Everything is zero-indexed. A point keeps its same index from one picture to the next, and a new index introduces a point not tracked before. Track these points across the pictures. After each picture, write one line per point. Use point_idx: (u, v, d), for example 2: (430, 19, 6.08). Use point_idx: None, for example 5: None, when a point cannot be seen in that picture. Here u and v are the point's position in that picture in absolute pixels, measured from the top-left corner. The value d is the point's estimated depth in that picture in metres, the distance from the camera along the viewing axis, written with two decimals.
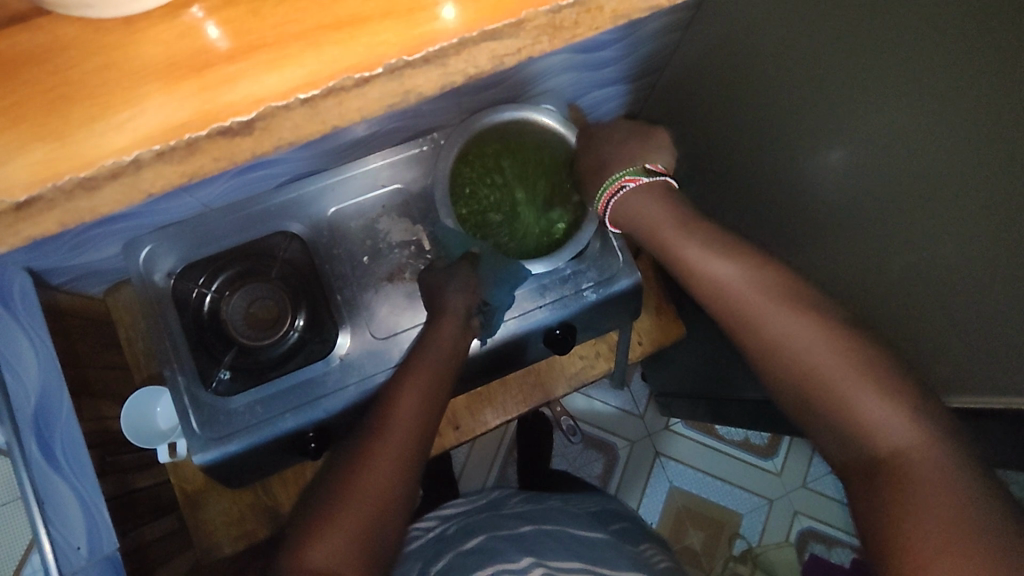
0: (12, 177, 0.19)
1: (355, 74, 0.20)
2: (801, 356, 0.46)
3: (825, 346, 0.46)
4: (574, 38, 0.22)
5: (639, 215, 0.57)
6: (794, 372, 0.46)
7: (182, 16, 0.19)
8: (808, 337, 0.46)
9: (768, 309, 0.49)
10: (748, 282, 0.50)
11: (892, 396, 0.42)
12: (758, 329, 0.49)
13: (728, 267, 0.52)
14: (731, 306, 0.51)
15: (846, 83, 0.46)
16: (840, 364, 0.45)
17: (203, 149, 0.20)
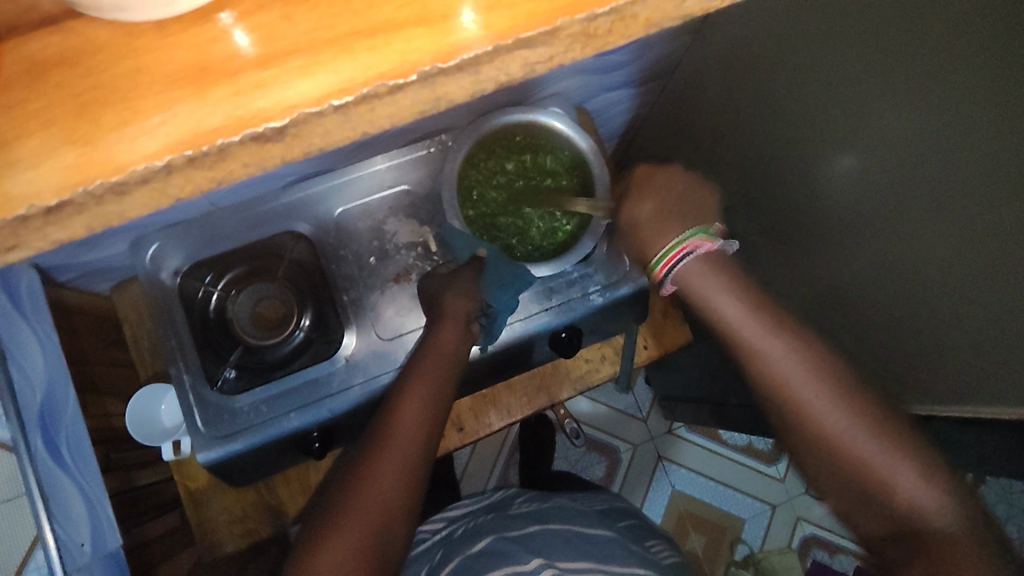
0: (39, 181, 0.18)
1: (390, 80, 0.19)
2: (839, 430, 0.50)
3: (852, 419, 0.50)
4: (604, 47, 0.22)
5: (699, 286, 0.57)
6: (843, 460, 0.50)
7: (212, 22, 0.19)
8: (855, 431, 0.50)
9: (820, 398, 0.51)
10: (803, 371, 0.52)
11: (931, 478, 0.48)
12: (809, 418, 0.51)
13: (782, 352, 0.53)
14: (783, 392, 0.52)
15: (856, 89, 0.46)
16: (887, 457, 0.49)
17: (234, 155, 0.19)
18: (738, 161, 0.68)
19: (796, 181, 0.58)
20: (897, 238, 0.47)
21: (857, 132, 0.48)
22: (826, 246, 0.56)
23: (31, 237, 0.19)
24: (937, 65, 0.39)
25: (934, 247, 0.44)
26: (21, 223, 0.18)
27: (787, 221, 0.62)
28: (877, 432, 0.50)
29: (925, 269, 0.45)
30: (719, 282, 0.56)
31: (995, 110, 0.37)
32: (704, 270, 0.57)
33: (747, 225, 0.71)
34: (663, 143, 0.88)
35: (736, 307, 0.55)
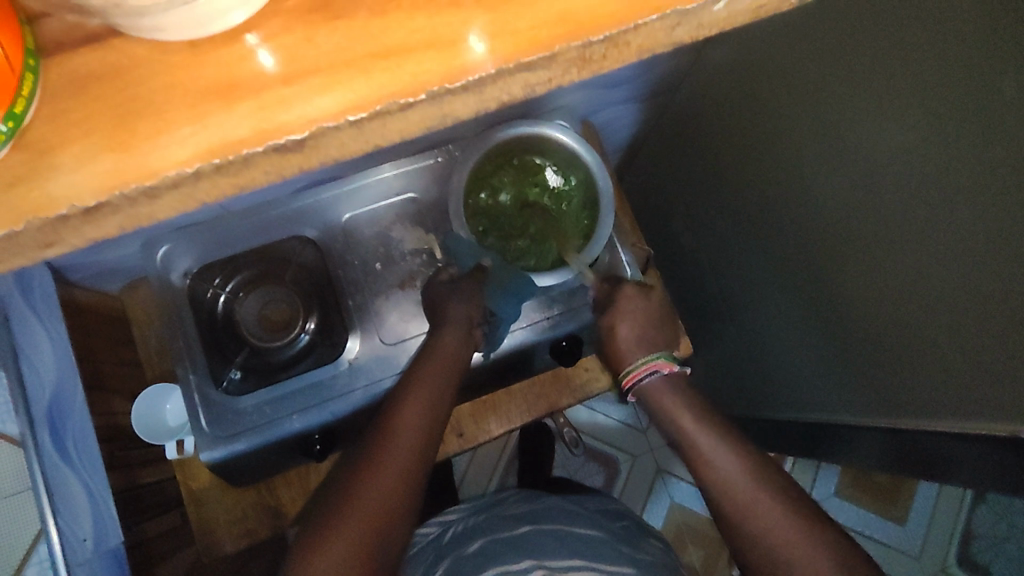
0: (82, 184, 0.20)
1: (401, 98, 0.21)
2: (777, 534, 0.48)
3: (794, 528, 0.48)
4: (599, 71, 0.23)
5: (661, 401, 0.58)
6: (785, 572, 0.47)
7: (240, 42, 0.21)
8: (802, 540, 0.47)
9: (770, 514, 0.49)
10: (751, 485, 0.51)
11: None
12: (757, 532, 0.49)
13: (731, 462, 0.53)
14: (733, 507, 0.51)
15: (864, 109, 0.48)
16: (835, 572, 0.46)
17: (256, 163, 0.21)
18: (742, 177, 0.70)
19: (799, 196, 0.59)
20: (903, 256, 0.48)
21: (856, 152, 0.50)
22: (832, 265, 0.57)
23: (69, 236, 0.21)
24: (938, 89, 0.41)
25: (938, 267, 0.45)
26: (61, 222, 0.20)
27: (790, 237, 0.63)
28: (823, 544, 0.47)
29: (924, 286, 0.47)
30: (679, 402, 0.58)
31: (997, 130, 0.38)
32: (666, 388, 0.59)
33: (749, 239, 0.73)
34: (666, 157, 0.90)
35: (692, 425, 0.56)
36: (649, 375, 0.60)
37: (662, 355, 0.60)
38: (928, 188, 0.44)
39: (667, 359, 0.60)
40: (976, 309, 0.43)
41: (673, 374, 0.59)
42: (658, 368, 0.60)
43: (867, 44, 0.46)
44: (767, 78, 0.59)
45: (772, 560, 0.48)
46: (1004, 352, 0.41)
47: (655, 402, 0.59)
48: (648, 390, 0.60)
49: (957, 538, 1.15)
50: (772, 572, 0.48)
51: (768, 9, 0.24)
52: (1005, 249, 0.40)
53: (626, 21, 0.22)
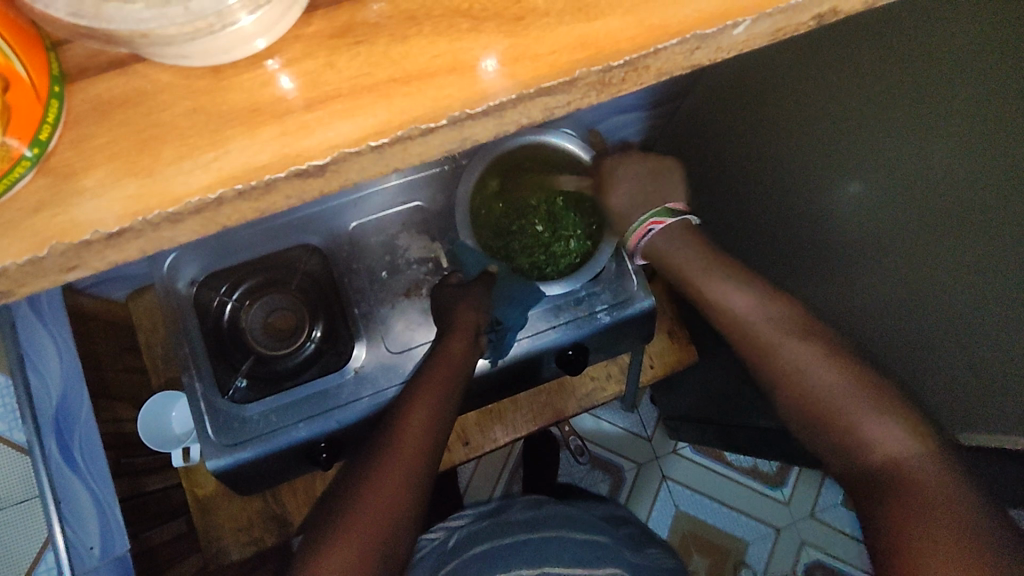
0: (107, 210, 0.20)
1: (422, 124, 0.21)
2: (745, 316, 0.54)
3: (763, 312, 0.54)
4: (619, 94, 0.23)
5: (663, 253, 0.60)
6: (771, 360, 0.51)
7: (262, 67, 0.21)
8: (817, 363, 0.49)
9: (752, 306, 0.54)
10: (772, 323, 0.53)
11: (832, 361, 0.49)
12: (780, 361, 0.50)
13: (747, 302, 0.55)
14: (754, 341, 0.53)
15: (873, 114, 0.48)
16: (788, 337, 0.51)
17: (279, 188, 0.21)
18: (747, 183, 0.70)
19: (802, 203, 0.60)
20: (905, 263, 0.48)
21: (861, 161, 0.51)
22: (830, 276, 0.58)
23: (91, 259, 0.21)
24: (951, 100, 0.41)
25: (940, 276, 0.45)
26: (85, 247, 0.20)
27: (793, 242, 0.64)
28: (867, 392, 0.46)
29: (924, 299, 0.47)
30: (692, 250, 0.59)
31: (999, 142, 0.39)
32: (665, 243, 0.60)
33: (751, 248, 0.73)
34: (672, 164, 0.90)
35: (715, 275, 0.57)
36: (645, 236, 0.61)
37: (654, 212, 0.60)
38: (933, 198, 0.44)
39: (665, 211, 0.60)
40: (989, 320, 0.42)
41: (672, 224, 0.60)
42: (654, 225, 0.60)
43: (875, 49, 0.47)
44: (772, 81, 0.60)
45: (749, 339, 0.53)
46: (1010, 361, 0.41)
47: (659, 255, 0.60)
48: (650, 247, 0.61)
49: None
50: (794, 405, 0.49)
51: (789, 31, 0.24)
52: (999, 251, 0.40)
53: (647, 46, 0.22)
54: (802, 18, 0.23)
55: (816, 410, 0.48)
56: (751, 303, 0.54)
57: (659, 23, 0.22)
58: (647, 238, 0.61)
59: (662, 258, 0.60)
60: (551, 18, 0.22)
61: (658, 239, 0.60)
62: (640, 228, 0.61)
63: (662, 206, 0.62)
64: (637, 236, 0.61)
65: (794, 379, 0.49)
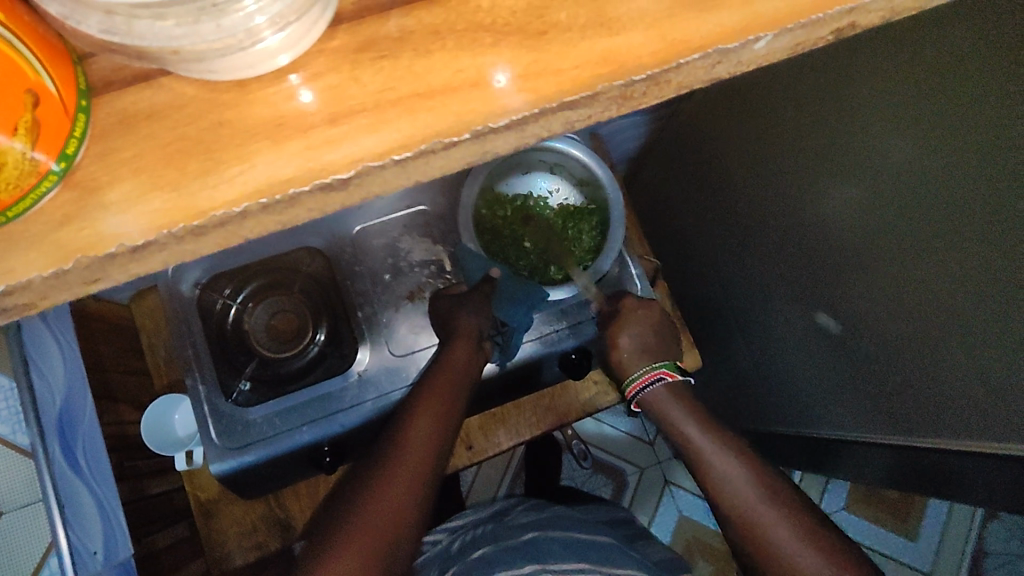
0: (132, 224, 0.20)
1: (445, 138, 0.21)
2: (721, 475, 0.58)
3: (734, 467, 0.58)
4: (639, 108, 0.24)
5: (662, 411, 0.64)
6: (774, 558, 0.52)
7: (285, 82, 0.21)
8: (798, 544, 0.52)
9: (713, 449, 0.60)
10: (758, 495, 0.56)
11: (808, 538, 0.52)
12: (772, 547, 0.53)
13: (735, 471, 0.58)
14: (741, 519, 0.55)
15: (888, 122, 0.48)
16: (766, 510, 0.54)
17: (302, 201, 0.21)
18: (754, 189, 0.71)
19: (811, 211, 0.60)
20: (915, 270, 0.48)
21: (872, 169, 0.51)
22: (841, 282, 0.58)
23: (115, 271, 0.21)
24: (966, 110, 0.42)
25: (948, 283, 0.46)
26: (110, 260, 0.20)
27: (800, 248, 0.64)
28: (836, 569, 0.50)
29: (933, 308, 0.48)
30: (684, 409, 0.64)
31: (1010, 153, 0.39)
32: (669, 398, 0.65)
33: (759, 253, 0.73)
34: (678, 169, 0.91)
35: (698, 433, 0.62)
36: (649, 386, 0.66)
37: (664, 364, 0.66)
38: (944, 206, 0.45)
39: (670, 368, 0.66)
40: (1000, 329, 0.43)
41: (675, 382, 0.65)
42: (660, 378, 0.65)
43: (888, 58, 0.47)
44: (785, 88, 0.61)
45: (737, 508, 0.56)
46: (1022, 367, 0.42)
47: (659, 412, 0.65)
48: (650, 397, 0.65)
49: (970, 553, 1.17)
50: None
51: (808, 46, 0.24)
52: (1006, 260, 0.41)
53: (669, 61, 0.22)
54: (821, 32, 0.23)
55: None
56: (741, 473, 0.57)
57: (680, 37, 0.22)
58: (651, 390, 0.65)
59: (664, 419, 0.64)
60: (572, 32, 0.22)
61: (660, 397, 0.65)
62: (643, 375, 0.66)
63: (670, 359, 0.68)
64: (638, 383, 0.66)
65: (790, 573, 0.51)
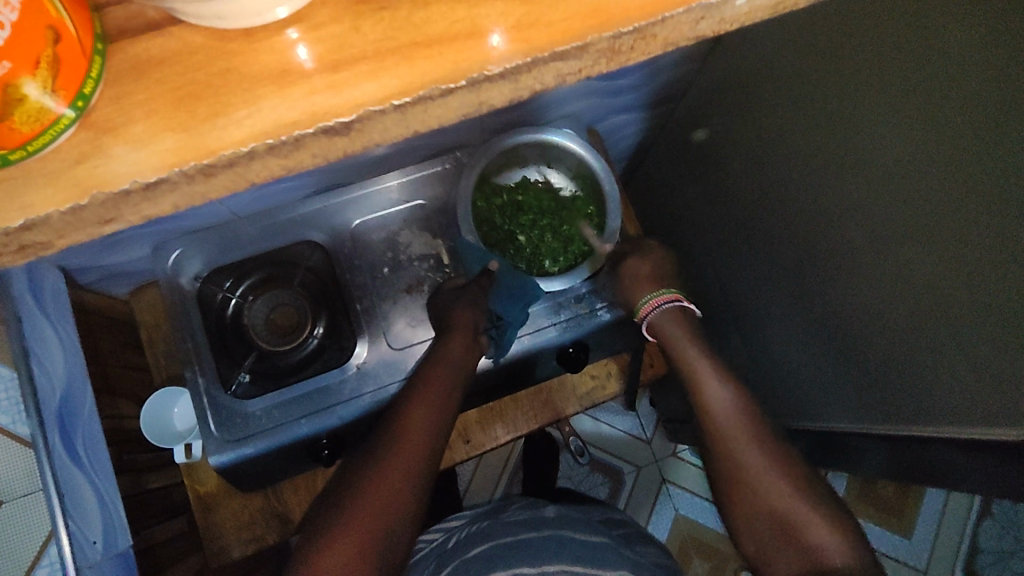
0: (146, 163, 0.21)
1: (442, 85, 0.22)
2: (699, 378, 0.64)
3: (714, 375, 0.64)
4: (627, 61, 0.25)
5: (666, 331, 0.69)
6: (726, 446, 0.59)
7: (288, 32, 0.22)
8: (748, 439, 0.58)
9: (700, 360, 0.65)
10: (729, 399, 0.61)
11: (760, 434, 0.59)
12: (726, 441, 0.59)
13: (724, 392, 0.62)
14: (706, 413, 0.62)
15: (875, 105, 0.49)
16: (731, 406, 0.61)
17: (307, 145, 0.22)
18: (750, 180, 0.72)
19: (806, 200, 0.62)
20: (911, 255, 0.50)
21: (861, 154, 0.52)
22: (838, 269, 0.60)
23: (127, 213, 0.22)
24: (952, 87, 0.42)
25: (942, 260, 0.47)
26: (123, 197, 0.21)
27: (795, 240, 0.66)
28: (778, 463, 0.57)
29: (927, 290, 0.49)
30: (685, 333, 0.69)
31: (997, 129, 0.40)
32: (674, 321, 0.70)
33: (756, 243, 0.75)
34: (674, 163, 0.93)
35: (707, 367, 0.65)
36: (660, 309, 0.70)
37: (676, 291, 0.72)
38: (932, 187, 0.46)
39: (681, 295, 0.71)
40: (991, 305, 0.44)
41: (682, 310, 0.70)
42: (670, 303, 0.70)
43: (871, 47, 0.48)
44: (775, 81, 0.62)
45: (705, 407, 0.62)
46: (1007, 339, 0.43)
47: (665, 334, 0.69)
48: (656, 320, 0.70)
49: (966, 547, 1.18)
50: (726, 466, 0.59)
51: (788, 4, 0.25)
52: (1000, 235, 0.42)
53: (655, 14, 0.23)
54: None
55: (750, 493, 0.56)
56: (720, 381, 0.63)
57: None
58: (661, 312, 0.70)
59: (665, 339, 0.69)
60: None
61: (667, 318, 0.70)
62: (658, 299, 0.71)
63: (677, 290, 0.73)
64: (654, 303, 0.71)
65: (735, 458, 0.58)
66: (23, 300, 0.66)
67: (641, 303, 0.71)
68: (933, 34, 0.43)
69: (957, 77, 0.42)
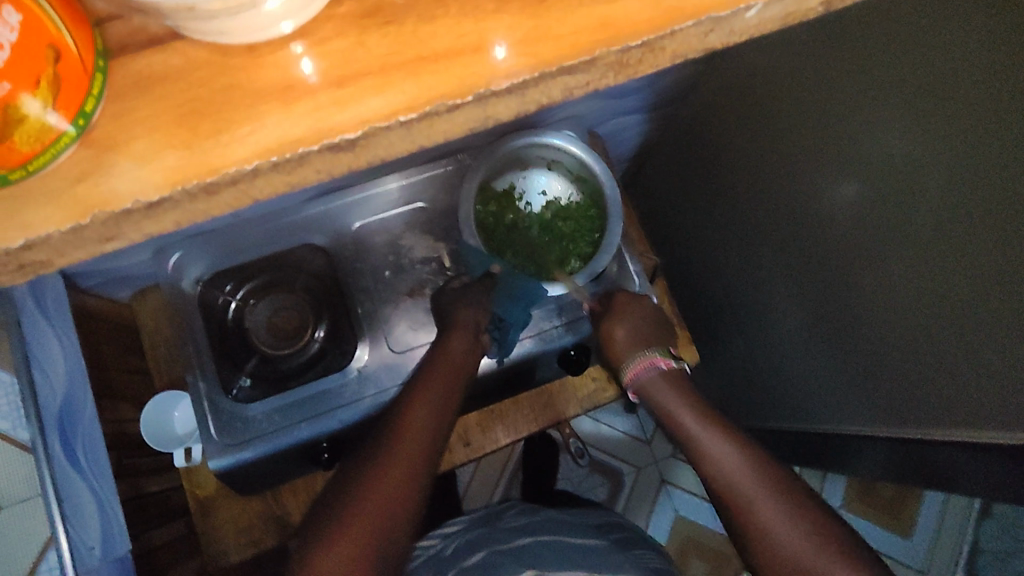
0: (149, 179, 0.21)
1: (448, 100, 0.22)
2: (701, 440, 0.62)
3: (715, 435, 0.62)
4: (635, 75, 0.24)
5: (655, 392, 0.69)
6: (740, 508, 0.56)
7: (292, 47, 0.22)
8: (760, 494, 0.55)
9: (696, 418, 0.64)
10: (734, 456, 0.59)
11: (772, 489, 0.55)
12: (738, 499, 0.56)
13: (728, 447, 0.60)
14: (715, 475, 0.59)
15: (876, 110, 0.49)
16: (737, 464, 0.58)
17: (311, 162, 0.22)
18: (752, 184, 0.72)
19: (809, 204, 0.61)
20: (912, 261, 0.49)
21: (863, 158, 0.52)
22: (840, 274, 0.59)
23: (128, 230, 0.22)
24: (952, 96, 0.42)
25: (944, 267, 0.46)
26: (125, 215, 0.21)
27: (797, 245, 0.65)
28: (795, 512, 0.53)
29: (929, 296, 0.48)
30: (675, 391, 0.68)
31: (996, 138, 0.40)
32: (661, 379, 0.69)
33: (758, 246, 0.74)
34: (676, 166, 0.92)
35: (702, 425, 0.63)
36: (646, 370, 0.70)
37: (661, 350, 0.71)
38: (934, 193, 0.46)
39: (666, 353, 0.71)
40: (992, 312, 0.43)
41: (669, 367, 0.70)
42: (656, 362, 0.70)
43: (872, 52, 0.48)
44: (776, 84, 0.62)
45: (713, 469, 0.59)
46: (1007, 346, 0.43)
47: (653, 394, 0.69)
48: (644, 382, 0.70)
49: (966, 550, 1.17)
50: (746, 528, 0.55)
51: (799, 16, 0.25)
52: (1002, 242, 0.41)
53: (664, 27, 0.23)
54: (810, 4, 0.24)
55: (774, 554, 0.52)
56: (721, 438, 0.61)
57: (674, 6, 0.23)
58: (647, 373, 0.70)
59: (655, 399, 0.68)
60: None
61: (654, 377, 0.69)
62: (645, 358, 0.71)
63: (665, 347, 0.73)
64: (640, 364, 0.71)
65: (750, 515, 0.55)
66: (24, 304, 0.65)
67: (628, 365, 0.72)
68: (930, 40, 0.42)
69: (954, 83, 0.42)
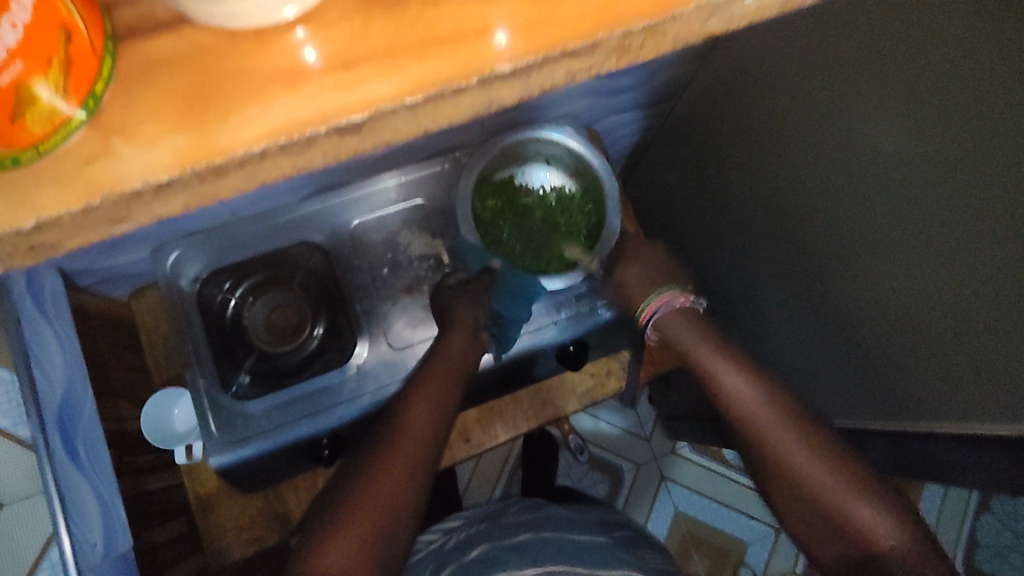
0: (158, 161, 0.21)
1: (454, 82, 0.22)
2: (722, 380, 0.64)
3: (736, 374, 0.64)
4: (636, 59, 0.25)
5: (673, 328, 0.70)
6: (767, 446, 0.59)
7: (297, 31, 0.22)
8: (788, 435, 0.59)
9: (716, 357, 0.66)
10: (755, 396, 0.62)
11: (798, 428, 0.59)
12: (765, 439, 0.60)
13: (749, 386, 0.63)
14: (739, 414, 0.62)
15: (870, 103, 0.49)
16: (761, 403, 0.61)
17: (319, 144, 0.22)
18: (748, 178, 0.72)
19: (805, 198, 0.62)
20: (910, 253, 0.50)
21: (858, 152, 0.52)
22: (836, 267, 0.60)
23: (137, 213, 0.22)
24: (947, 86, 0.42)
25: (941, 257, 0.47)
26: (134, 198, 0.21)
27: (793, 238, 0.66)
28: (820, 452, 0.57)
29: (925, 287, 0.49)
30: (692, 329, 0.69)
31: (993, 127, 0.40)
32: (679, 318, 0.71)
33: (755, 241, 0.75)
34: (672, 162, 0.92)
35: (724, 364, 0.65)
36: (662, 309, 0.71)
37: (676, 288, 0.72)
38: (930, 184, 0.46)
39: (682, 291, 0.72)
40: (988, 301, 0.44)
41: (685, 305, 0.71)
42: (671, 302, 0.71)
43: (865, 46, 0.48)
44: (770, 80, 0.62)
45: (736, 407, 0.62)
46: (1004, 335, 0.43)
47: (671, 331, 0.70)
48: (662, 317, 0.72)
49: (964, 542, 1.18)
50: (772, 464, 0.59)
51: (794, 2, 0.25)
52: (997, 232, 0.42)
53: (664, 10, 0.23)
54: None
55: (800, 490, 0.57)
56: (741, 378, 0.63)
57: None
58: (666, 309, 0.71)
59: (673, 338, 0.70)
60: None
61: (672, 315, 0.71)
62: (663, 297, 0.72)
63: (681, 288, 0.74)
64: (659, 303, 0.72)
65: (776, 454, 0.59)
66: (23, 302, 0.66)
67: (645, 304, 0.73)
68: (924, 32, 0.43)
69: (950, 73, 0.42)
